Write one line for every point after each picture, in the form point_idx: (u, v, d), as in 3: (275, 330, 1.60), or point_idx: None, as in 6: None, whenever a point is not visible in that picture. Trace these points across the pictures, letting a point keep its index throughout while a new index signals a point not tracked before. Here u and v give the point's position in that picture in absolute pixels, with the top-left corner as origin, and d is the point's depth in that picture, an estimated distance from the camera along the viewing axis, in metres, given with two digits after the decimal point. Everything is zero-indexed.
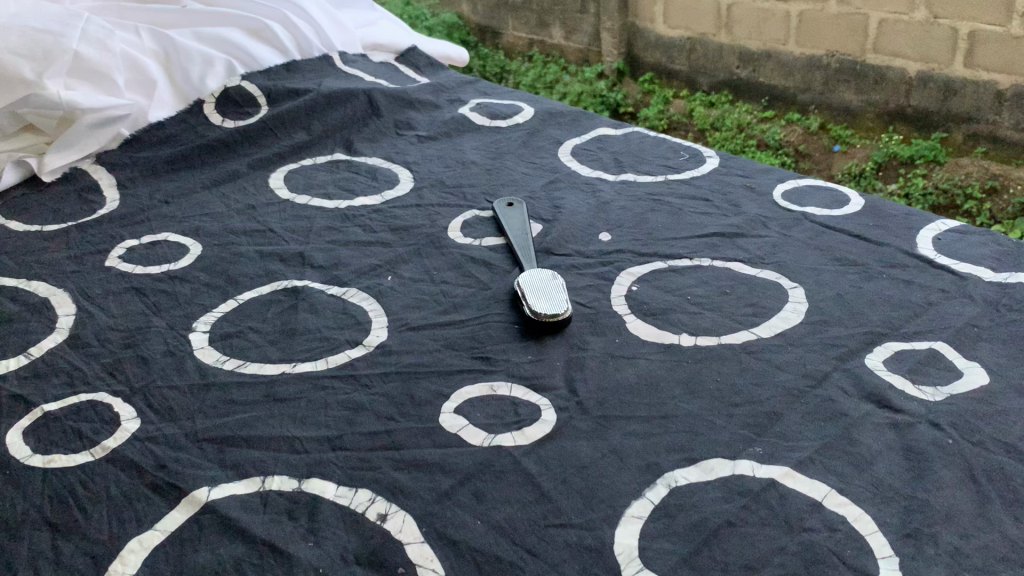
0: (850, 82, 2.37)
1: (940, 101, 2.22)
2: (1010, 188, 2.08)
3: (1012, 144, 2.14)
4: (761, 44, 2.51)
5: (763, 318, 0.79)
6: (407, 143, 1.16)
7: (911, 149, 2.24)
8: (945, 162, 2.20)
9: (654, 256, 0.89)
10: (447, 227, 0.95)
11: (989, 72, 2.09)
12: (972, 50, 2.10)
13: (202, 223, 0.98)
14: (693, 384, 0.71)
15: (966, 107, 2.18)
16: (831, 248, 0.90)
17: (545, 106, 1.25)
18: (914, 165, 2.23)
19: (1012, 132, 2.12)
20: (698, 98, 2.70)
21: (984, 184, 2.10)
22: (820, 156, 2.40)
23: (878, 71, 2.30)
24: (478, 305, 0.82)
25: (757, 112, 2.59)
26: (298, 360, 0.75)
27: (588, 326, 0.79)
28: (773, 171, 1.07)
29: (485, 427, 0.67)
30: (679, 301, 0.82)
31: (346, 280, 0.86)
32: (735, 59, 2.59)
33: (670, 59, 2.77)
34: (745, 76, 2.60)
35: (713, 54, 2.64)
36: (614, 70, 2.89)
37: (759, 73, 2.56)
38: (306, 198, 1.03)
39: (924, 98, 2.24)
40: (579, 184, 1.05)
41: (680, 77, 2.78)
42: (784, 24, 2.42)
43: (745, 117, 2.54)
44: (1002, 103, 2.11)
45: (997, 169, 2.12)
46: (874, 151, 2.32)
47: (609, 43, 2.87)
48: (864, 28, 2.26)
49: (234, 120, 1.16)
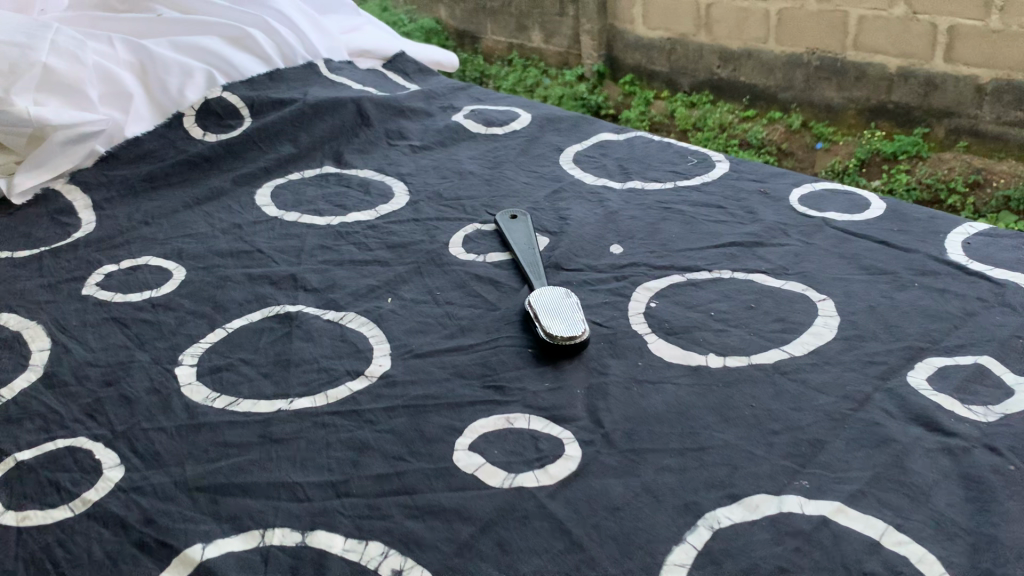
0: (830, 79, 2.32)
1: (920, 96, 2.18)
2: (994, 181, 2.07)
3: (992, 138, 2.11)
4: (741, 43, 2.46)
5: (794, 335, 0.74)
6: (400, 154, 1.10)
7: (894, 145, 2.20)
8: (928, 158, 2.18)
9: (671, 269, 0.84)
10: (448, 243, 0.90)
11: (969, 66, 2.07)
12: (951, 45, 2.07)
13: (186, 245, 0.92)
14: (726, 411, 0.66)
15: (946, 101, 2.15)
16: (857, 256, 0.85)
17: (542, 111, 1.20)
18: (897, 161, 2.19)
19: (993, 125, 2.09)
20: (678, 99, 2.65)
21: (966, 179, 2.09)
22: (802, 154, 2.37)
23: (859, 68, 2.26)
24: (487, 327, 0.76)
25: (739, 112, 2.54)
26: (295, 395, 0.69)
27: (608, 347, 0.73)
28: (787, 175, 1.02)
29: (504, 465, 0.61)
30: (702, 318, 0.76)
31: (343, 303, 0.80)
32: (715, 58, 2.54)
33: (649, 61, 2.72)
34: (727, 76, 2.54)
35: (692, 55, 2.59)
36: (594, 72, 2.85)
37: (740, 71, 2.51)
38: (295, 214, 0.97)
39: (905, 94, 2.21)
40: (584, 193, 0.99)
41: (660, 78, 2.72)
42: (764, 22, 2.38)
43: (726, 117, 2.51)
44: (983, 96, 2.08)
45: (979, 163, 2.12)
46: (856, 147, 2.27)
47: (589, 45, 2.81)
48: (844, 24, 2.22)
49: (216, 133, 1.09)
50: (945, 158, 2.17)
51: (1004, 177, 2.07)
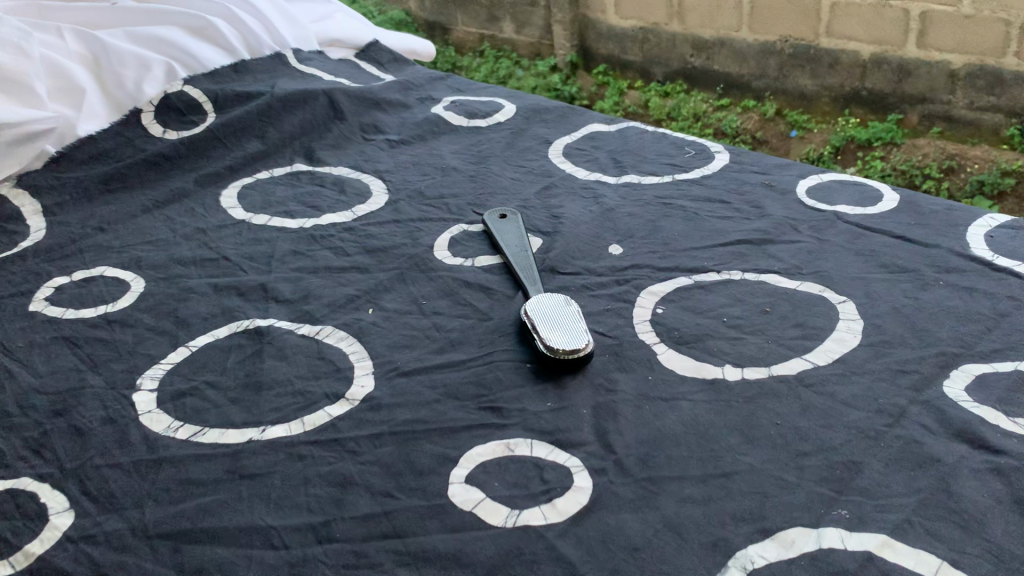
0: (804, 67, 2.27)
1: (895, 83, 2.14)
2: (968, 168, 2.02)
3: (966, 124, 2.08)
4: (713, 31, 2.39)
5: (816, 342, 0.68)
6: (377, 149, 1.03)
7: (868, 131, 2.16)
8: (903, 143, 2.12)
9: (676, 271, 0.77)
10: (433, 246, 0.83)
11: (942, 52, 2.03)
12: (924, 31, 2.03)
13: (145, 252, 0.84)
14: (750, 431, 0.59)
15: (920, 88, 2.11)
16: (875, 252, 0.79)
17: (527, 102, 1.13)
18: (872, 148, 2.15)
19: (967, 111, 2.07)
20: (652, 89, 2.59)
21: (941, 165, 2.04)
22: (777, 142, 2.30)
23: (832, 55, 2.21)
24: (480, 339, 0.69)
25: (713, 100, 2.47)
26: (267, 423, 0.62)
27: (613, 359, 0.66)
28: (791, 165, 0.96)
29: (507, 500, 0.54)
30: (715, 325, 0.70)
31: (319, 316, 0.73)
32: (688, 48, 2.48)
33: (623, 51, 2.65)
34: (700, 65, 2.48)
35: (665, 44, 2.53)
36: (568, 63, 2.74)
37: (712, 60, 2.44)
38: (265, 217, 0.89)
39: (879, 81, 2.16)
40: (576, 189, 0.92)
41: (633, 68, 2.66)
42: (736, 10, 2.31)
43: (700, 106, 2.45)
44: (956, 82, 2.05)
45: (953, 149, 2.06)
46: (831, 134, 2.22)
47: (561, 35, 2.72)
48: (817, 11, 2.17)
49: (176, 130, 1.01)
50: (919, 144, 2.10)
51: (979, 163, 2.01)
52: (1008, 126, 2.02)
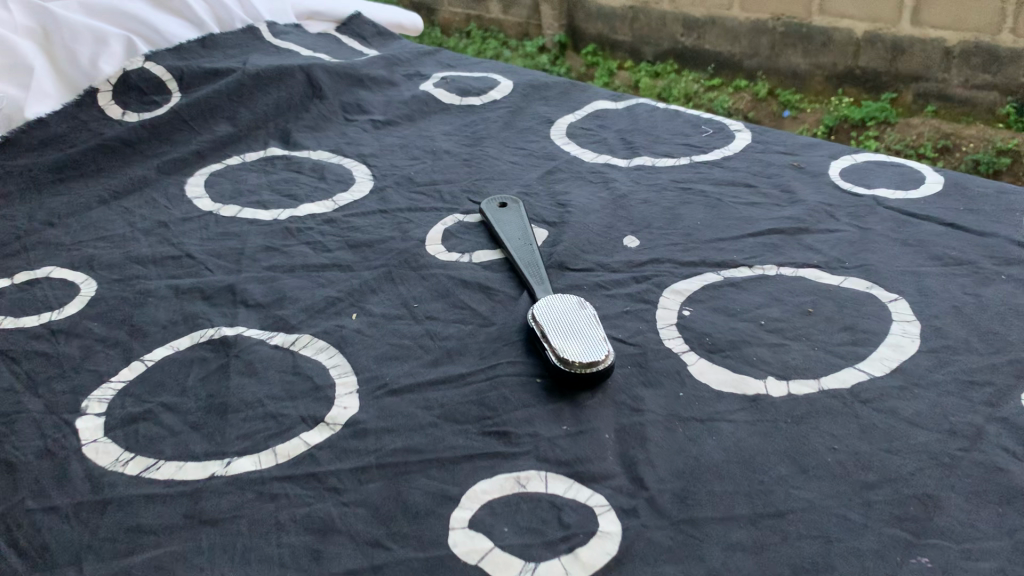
0: (796, 45, 2.15)
1: (888, 61, 2.03)
2: (963, 146, 1.92)
3: (961, 103, 1.98)
4: (705, 9, 2.27)
5: (868, 349, 0.59)
6: (360, 131, 0.93)
7: (861, 111, 2.04)
8: (897, 124, 2.03)
9: (701, 266, 0.68)
10: (424, 239, 0.73)
11: (938, 29, 1.92)
12: (919, 7, 1.91)
13: (98, 250, 0.74)
14: (803, 460, 0.50)
15: (914, 66, 2.00)
16: (925, 241, 0.70)
17: (525, 77, 1.03)
18: (866, 128, 2.04)
19: (961, 90, 1.96)
20: (642, 70, 2.44)
21: (936, 144, 1.95)
22: (769, 123, 2.18)
23: (825, 33, 2.09)
24: (481, 348, 0.60)
25: (704, 80, 2.34)
26: (234, 455, 0.52)
27: (638, 372, 0.57)
28: (820, 144, 0.86)
29: (521, 549, 0.45)
30: (751, 330, 0.61)
31: (295, 322, 0.63)
32: (679, 26, 2.34)
33: (612, 30, 2.50)
34: (691, 44, 2.35)
35: (656, 23, 2.39)
36: (556, 43, 2.60)
37: (704, 39, 2.31)
38: (235, 208, 0.79)
39: (873, 59, 2.05)
40: (583, 174, 0.83)
41: (623, 49, 2.51)
42: None
43: (691, 87, 2.30)
44: (951, 60, 1.94)
45: (948, 129, 1.97)
46: (824, 114, 2.11)
47: (548, 15, 2.58)
48: None
49: (137, 112, 0.90)
50: (914, 124, 2.01)
51: (974, 141, 1.91)
52: (1003, 105, 1.91)
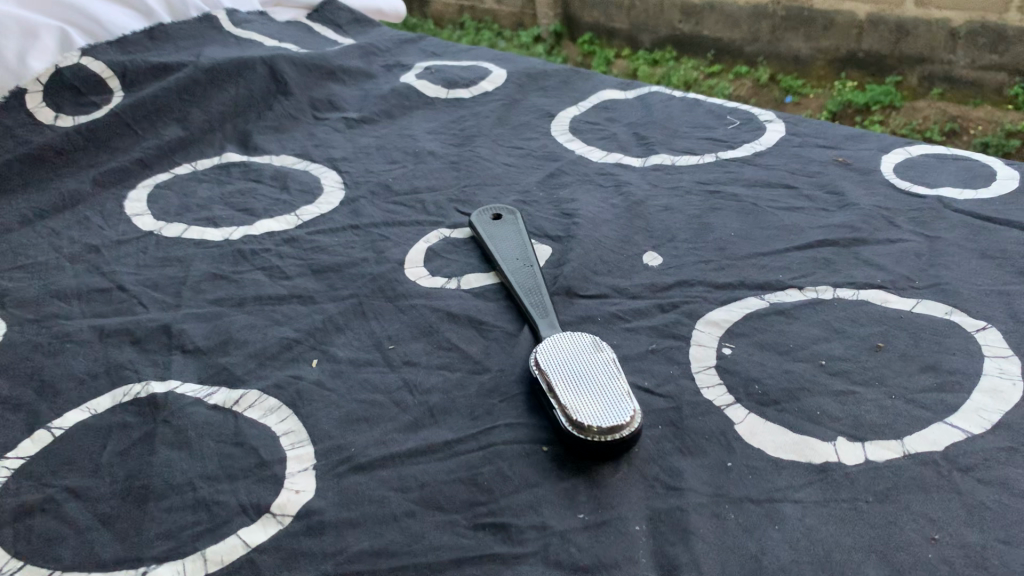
0: (798, 29, 1.83)
1: (892, 43, 1.72)
2: (971, 129, 1.63)
3: (972, 84, 1.66)
4: None
5: (959, 396, 0.46)
6: (332, 130, 0.81)
7: (865, 94, 1.73)
8: (903, 108, 1.71)
9: (741, 290, 0.56)
10: (403, 262, 0.61)
11: (942, 10, 1.62)
12: None
13: (12, 282, 0.61)
14: (896, 559, 0.38)
15: (918, 49, 1.69)
16: (1009, 251, 0.57)
17: (520, 65, 0.91)
18: (869, 113, 1.73)
19: (969, 72, 1.65)
20: (641, 57, 2.11)
21: (942, 128, 1.66)
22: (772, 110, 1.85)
23: (826, 15, 1.77)
24: (473, 404, 0.48)
25: (703, 67, 2.00)
26: (153, 562, 0.40)
27: (672, 436, 0.45)
28: (865, 135, 0.74)
29: None
30: (809, 373, 0.49)
31: (243, 372, 0.51)
32: (675, 14, 2.01)
33: (608, 18, 2.16)
34: (690, 31, 2.02)
35: (653, 8, 2.06)
36: (551, 33, 2.25)
37: (703, 26, 1.99)
38: (179, 226, 0.67)
39: (876, 41, 1.74)
40: (591, 177, 0.71)
41: (620, 36, 2.17)
42: None
43: (691, 75, 1.97)
44: (957, 41, 1.63)
45: (956, 110, 1.67)
46: (828, 99, 1.78)
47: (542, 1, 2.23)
48: None
49: (72, 115, 0.77)
50: (919, 108, 1.71)
51: (984, 124, 1.62)
52: (1012, 86, 1.60)
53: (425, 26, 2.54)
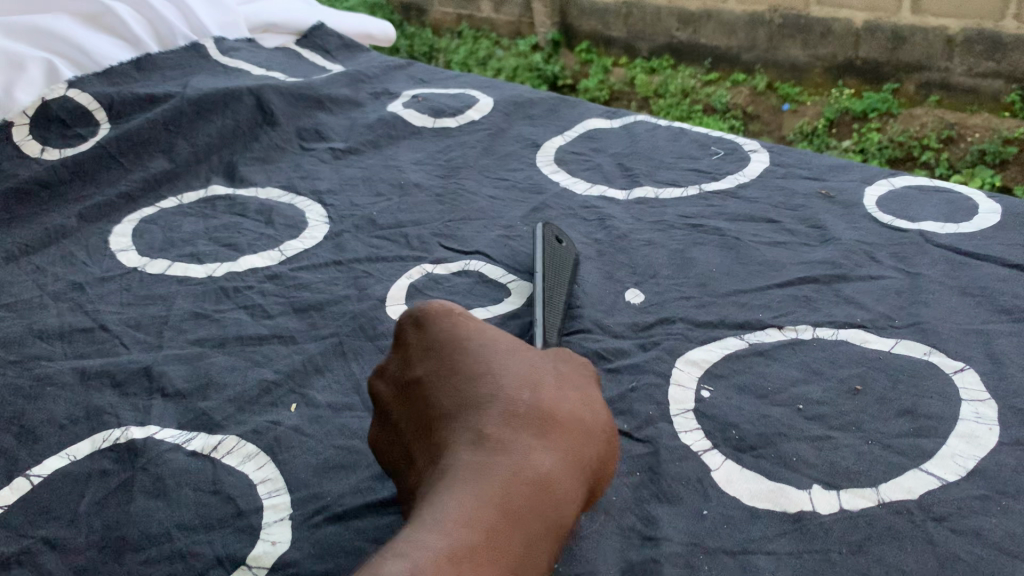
0: (797, 36, 1.81)
1: (889, 51, 1.71)
2: (968, 136, 1.60)
3: (970, 92, 1.65)
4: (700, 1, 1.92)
5: (938, 441, 0.46)
6: (318, 161, 0.81)
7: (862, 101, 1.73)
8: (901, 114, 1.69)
9: (721, 330, 0.56)
10: (386, 298, 0.61)
11: (939, 18, 1.61)
12: None
13: None
14: None
15: (917, 55, 1.67)
16: (989, 289, 0.57)
17: (508, 93, 0.91)
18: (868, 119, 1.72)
19: (964, 79, 1.64)
20: (638, 66, 2.09)
21: (940, 135, 1.62)
22: (769, 118, 1.85)
23: (823, 24, 1.76)
24: None
25: (701, 75, 1.98)
26: None
27: (649, 484, 0.46)
28: (849, 165, 0.74)
29: None
30: (786, 417, 0.49)
31: (222, 418, 0.51)
32: (674, 20, 2.00)
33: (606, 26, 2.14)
34: (688, 39, 1.99)
35: (651, 16, 2.04)
36: (549, 41, 2.23)
37: (701, 34, 1.97)
38: (163, 262, 0.67)
39: (873, 50, 1.72)
40: (575, 209, 0.71)
41: (618, 45, 2.14)
42: None
43: (687, 83, 1.96)
44: (954, 49, 1.63)
45: (954, 117, 1.64)
46: (825, 108, 1.77)
47: (539, 11, 2.21)
48: None
49: (59, 148, 0.77)
50: (917, 114, 1.67)
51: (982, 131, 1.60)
52: (1009, 92, 1.60)
53: (423, 35, 2.52)
